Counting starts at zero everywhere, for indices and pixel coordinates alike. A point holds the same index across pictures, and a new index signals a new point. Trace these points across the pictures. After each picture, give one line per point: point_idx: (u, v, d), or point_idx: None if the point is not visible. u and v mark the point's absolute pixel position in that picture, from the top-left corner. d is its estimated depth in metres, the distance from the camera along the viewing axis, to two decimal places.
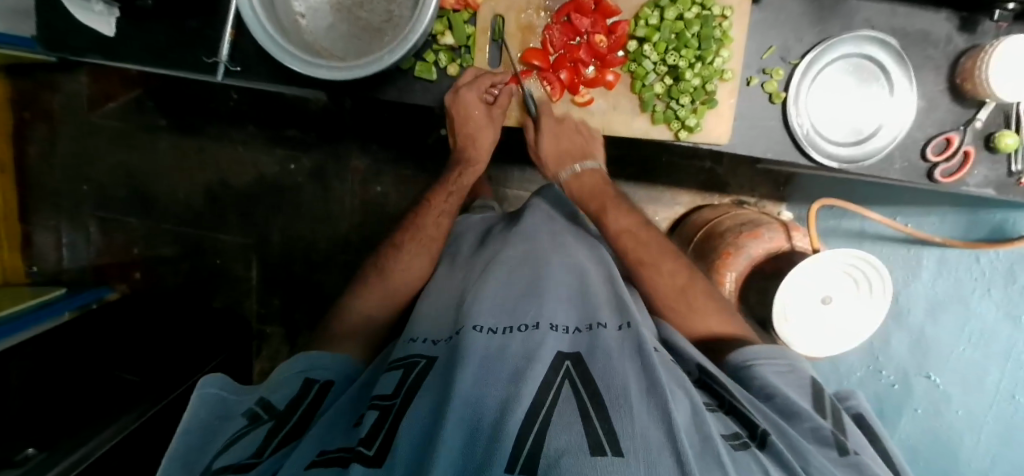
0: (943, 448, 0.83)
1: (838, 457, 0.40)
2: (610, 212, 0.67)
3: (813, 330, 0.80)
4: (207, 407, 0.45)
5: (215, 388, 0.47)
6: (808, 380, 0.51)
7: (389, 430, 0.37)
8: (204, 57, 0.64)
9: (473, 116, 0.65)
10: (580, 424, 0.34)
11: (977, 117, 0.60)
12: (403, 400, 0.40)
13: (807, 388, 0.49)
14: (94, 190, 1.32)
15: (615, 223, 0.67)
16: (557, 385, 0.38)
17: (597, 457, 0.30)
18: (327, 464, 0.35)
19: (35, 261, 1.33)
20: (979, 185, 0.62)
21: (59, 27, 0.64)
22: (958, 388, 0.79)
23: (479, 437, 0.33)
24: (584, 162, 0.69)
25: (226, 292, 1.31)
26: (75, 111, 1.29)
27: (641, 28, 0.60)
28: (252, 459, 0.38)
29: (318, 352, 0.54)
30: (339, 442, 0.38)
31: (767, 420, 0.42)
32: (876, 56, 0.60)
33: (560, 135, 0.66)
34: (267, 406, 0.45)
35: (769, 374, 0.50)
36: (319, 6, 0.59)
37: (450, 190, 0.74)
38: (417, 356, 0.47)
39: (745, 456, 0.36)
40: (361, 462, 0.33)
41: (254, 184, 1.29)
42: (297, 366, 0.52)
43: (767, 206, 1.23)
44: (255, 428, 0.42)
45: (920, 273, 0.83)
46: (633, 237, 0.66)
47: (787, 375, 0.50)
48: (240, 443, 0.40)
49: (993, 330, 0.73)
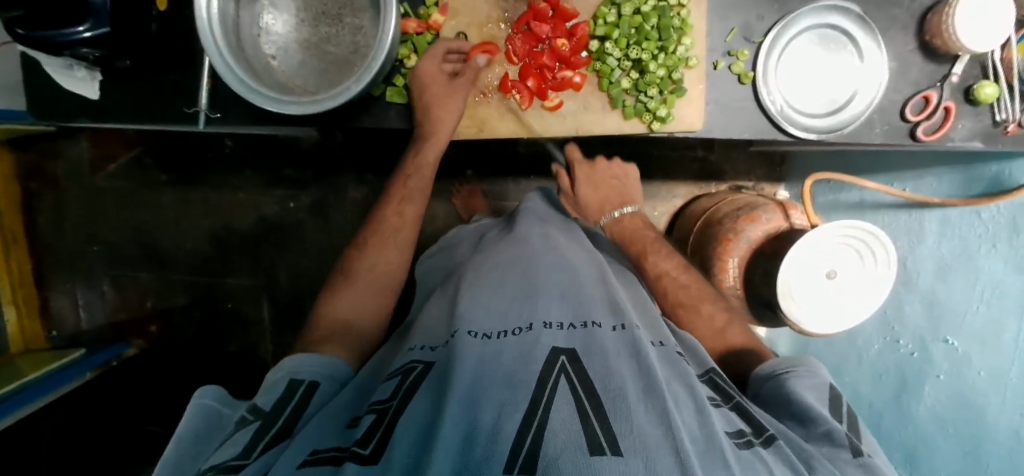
0: (968, 408, 0.77)
1: (852, 460, 0.39)
2: (651, 256, 0.69)
3: (821, 306, 0.78)
4: (195, 419, 0.43)
5: (209, 399, 0.46)
6: (828, 385, 0.48)
7: (386, 430, 0.37)
8: (185, 107, 0.66)
9: (438, 91, 0.62)
10: (579, 423, 0.33)
11: (952, 71, 0.59)
12: (399, 403, 0.40)
13: (829, 395, 0.47)
14: (104, 250, 1.36)
15: (655, 266, 0.68)
16: (553, 381, 0.38)
17: (595, 457, 0.30)
18: (318, 464, 0.35)
19: (54, 326, 1.36)
20: (966, 138, 0.61)
21: (48, 96, 0.67)
22: (976, 348, 0.75)
23: (476, 439, 0.33)
24: (623, 208, 0.76)
25: (241, 336, 1.33)
26: (79, 176, 1.33)
27: (601, 26, 0.60)
28: (238, 460, 0.38)
29: (306, 353, 0.52)
30: (334, 442, 0.38)
31: (772, 424, 0.42)
32: (838, 24, 0.60)
33: (596, 185, 0.78)
34: (253, 407, 0.44)
35: (793, 380, 0.47)
36: (288, 45, 0.60)
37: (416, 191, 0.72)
38: (414, 362, 0.47)
39: (750, 455, 0.35)
40: (356, 461, 0.34)
41: (256, 226, 1.31)
42: (281, 369, 0.50)
43: (765, 188, 1.22)
44: (242, 430, 0.41)
45: (924, 236, 0.81)
46: (673, 280, 0.66)
47: (812, 381, 0.47)
48: (227, 444, 0.39)
49: (1009, 286, 0.69)
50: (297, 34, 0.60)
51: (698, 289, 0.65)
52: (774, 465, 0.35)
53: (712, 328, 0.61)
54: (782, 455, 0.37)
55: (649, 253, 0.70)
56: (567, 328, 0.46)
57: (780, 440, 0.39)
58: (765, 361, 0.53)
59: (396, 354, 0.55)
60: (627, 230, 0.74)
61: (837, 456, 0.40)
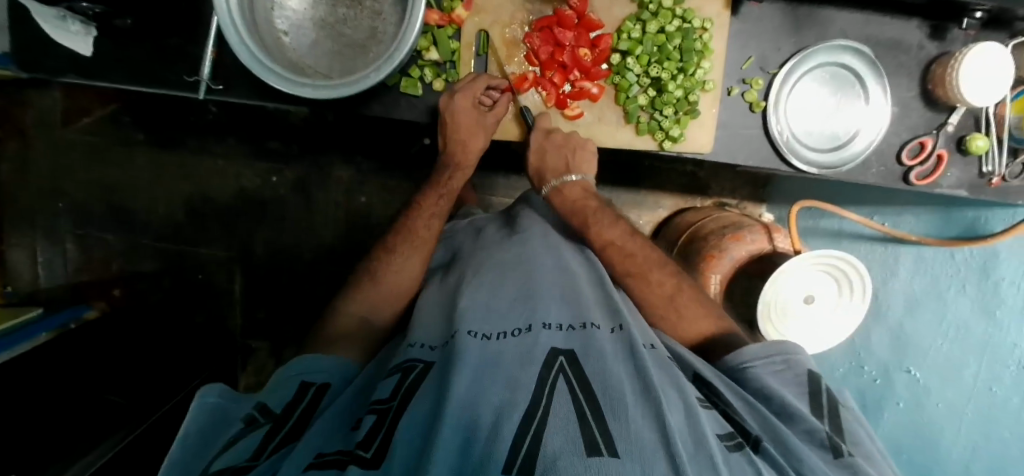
0: (924, 440, 0.84)
1: (834, 461, 0.41)
2: (595, 225, 0.65)
3: (797, 329, 0.82)
4: (206, 417, 0.43)
5: (214, 396, 0.45)
6: (805, 374, 0.50)
7: (388, 431, 0.37)
8: (184, 75, 0.63)
9: (466, 125, 0.63)
10: (577, 423, 0.34)
11: (949, 121, 0.62)
12: (401, 402, 0.40)
13: (800, 385, 0.49)
14: (70, 206, 1.29)
15: (600, 235, 0.65)
16: (552, 381, 0.39)
17: (592, 458, 0.31)
18: (323, 466, 0.35)
19: (9, 281, 1.29)
20: (952, 186, 0.64)
21: (30, 45, 0.62)
22: (937, 382, 0.80)
23: (475, 442, 0.33)
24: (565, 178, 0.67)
25: (211, 308, 1.29)
26: (48, 127, 1.25)
27: (624, 41, 0.60)
28: (249, 461, 0.37)
29: (311, 354, 0.52)
30: (336, 445, 0.38)
31: (758, 422, 0.44)
32: (851, 65, 0.61)
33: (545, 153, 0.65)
34: (263, 409, 0.44)
35: (765, 375, 0.50)
36: (302, 23, 0.58)
37: (440, 191, 0.71)
38: (415, 360, 0.47)
39: (739, 458, 0.37)
40: (359, 464, 0.34)
41: (237, 197, 1.27)
42: (291, 369, 0.50)
43: (748, 208, 1.26)
44: (251, 433, 0.41)
45: (897, 271, 0.85)
46: (619, 250, 0.64)
47: (785, 375, 0.50)
48: (238, 445, 0.39)
49: (967, 326, 0.75)
50: (312, 12, 0.58)
51: (645, 257, 0.64)
52: (762, 467, 0.37)
53: None
54: (773, 462, 0.38)
55: (592, 223, 0.65)
56: (566, 330, 0.47)
57: (766, 441, 0.41)
58: (744, 345, 0.54)
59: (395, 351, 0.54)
60: (568, 202, 0.67)
61: (819, 458, 0.42)
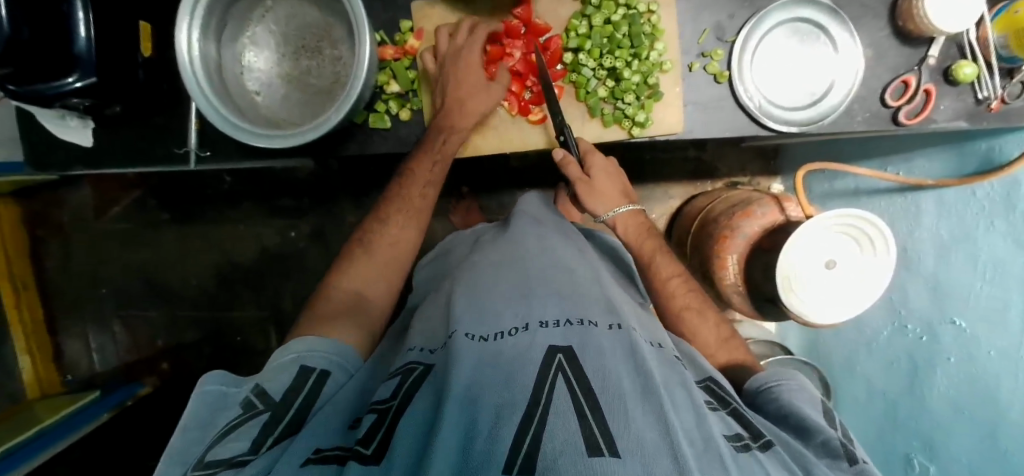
0: (987, 393, 0.68)
1: (849, 468, 0.40)
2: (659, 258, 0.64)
3: (828, 298, 0.77)
4: (207, 402, 0.46)
5: (216, 384, 0.47)
6: (819, 397, 0.50)
7: (388, 429, 0.39)
8: (175, 148, 0.68)
9: (470, 82, 0.62)
10: (577, 422, 0.34)
11: (929, 54, 0.60)
12: (401, 401, 0.41)
13: (821, 407, 0.48)
14: (111, 291, 1.37)
15: (663, 270, 0.64)
16: (551, 380, 0.38)
17: (595, 457, 0.30)
18: (323, 462, 0.37)
19: (68, 370, 1.38)
20: (949, 119, 0.61)
21: (43, 147, 0.69)
22: (984, 330, 0.68)
23: (474, 443, 0.33)
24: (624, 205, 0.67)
25: (251, 368, 1.33)
26: (83, 221, 1.35)
27: (573, 39, 0.61)
28: (249, 454, 0.39)
29: (314, 336, 0.53)
30: (336, 441, 0.39)
31: (769, 428, 0.43)
32: (810, 17, 0.60)
33: (609, 176, 0.65)
34: (262, 394, 0.45)
35: (786, 390, 0.49)
36: (271, 81, 0.61)
37: (436, 157, 0.65)
38: (415, 363, 0.47)
39: (747, 459, 0.36)
40: (359, 460, 0.35)
41: (259, 258, 1.33)
42: (291, 352, 0.51)
43: (761, 183, 1.22)
44: (253, 418, 0.42)
45: (921, 219, 0.79)
46: (684, 283, 0.63)
47: (801, 392, 0.49)
48: (238, 433, 0.40)
49: (1006, 260, 0.63)
50: (278, 70, 0.61)
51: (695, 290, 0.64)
52: (769, 467, 0.36)
53: (720, 336, 0.60)
54: (779, 460, 0.38)
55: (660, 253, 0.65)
56: (563, 325, 0.45)
57: (776, 445, 0.40)
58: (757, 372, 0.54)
59: (396, 352, 0.55)
60: (633, 233, 0.67)
61: (836, 466, 0.41)
